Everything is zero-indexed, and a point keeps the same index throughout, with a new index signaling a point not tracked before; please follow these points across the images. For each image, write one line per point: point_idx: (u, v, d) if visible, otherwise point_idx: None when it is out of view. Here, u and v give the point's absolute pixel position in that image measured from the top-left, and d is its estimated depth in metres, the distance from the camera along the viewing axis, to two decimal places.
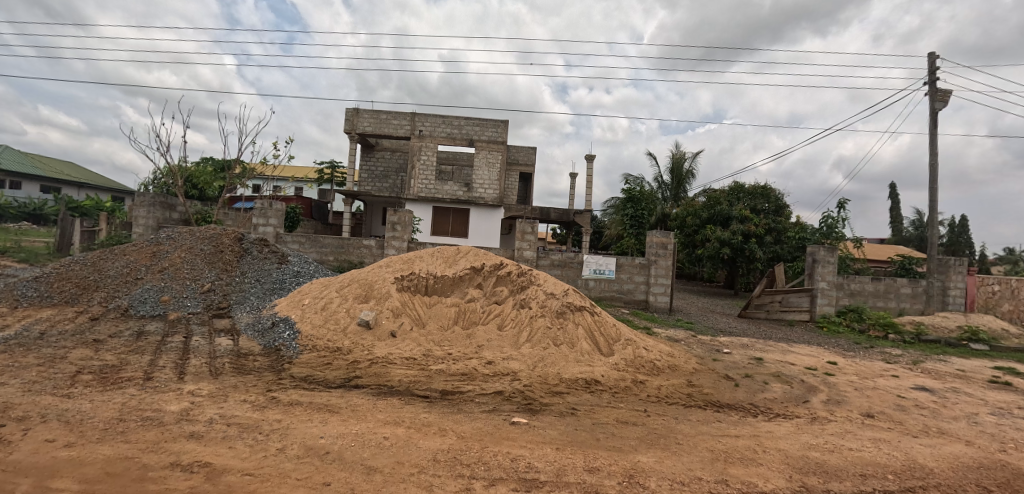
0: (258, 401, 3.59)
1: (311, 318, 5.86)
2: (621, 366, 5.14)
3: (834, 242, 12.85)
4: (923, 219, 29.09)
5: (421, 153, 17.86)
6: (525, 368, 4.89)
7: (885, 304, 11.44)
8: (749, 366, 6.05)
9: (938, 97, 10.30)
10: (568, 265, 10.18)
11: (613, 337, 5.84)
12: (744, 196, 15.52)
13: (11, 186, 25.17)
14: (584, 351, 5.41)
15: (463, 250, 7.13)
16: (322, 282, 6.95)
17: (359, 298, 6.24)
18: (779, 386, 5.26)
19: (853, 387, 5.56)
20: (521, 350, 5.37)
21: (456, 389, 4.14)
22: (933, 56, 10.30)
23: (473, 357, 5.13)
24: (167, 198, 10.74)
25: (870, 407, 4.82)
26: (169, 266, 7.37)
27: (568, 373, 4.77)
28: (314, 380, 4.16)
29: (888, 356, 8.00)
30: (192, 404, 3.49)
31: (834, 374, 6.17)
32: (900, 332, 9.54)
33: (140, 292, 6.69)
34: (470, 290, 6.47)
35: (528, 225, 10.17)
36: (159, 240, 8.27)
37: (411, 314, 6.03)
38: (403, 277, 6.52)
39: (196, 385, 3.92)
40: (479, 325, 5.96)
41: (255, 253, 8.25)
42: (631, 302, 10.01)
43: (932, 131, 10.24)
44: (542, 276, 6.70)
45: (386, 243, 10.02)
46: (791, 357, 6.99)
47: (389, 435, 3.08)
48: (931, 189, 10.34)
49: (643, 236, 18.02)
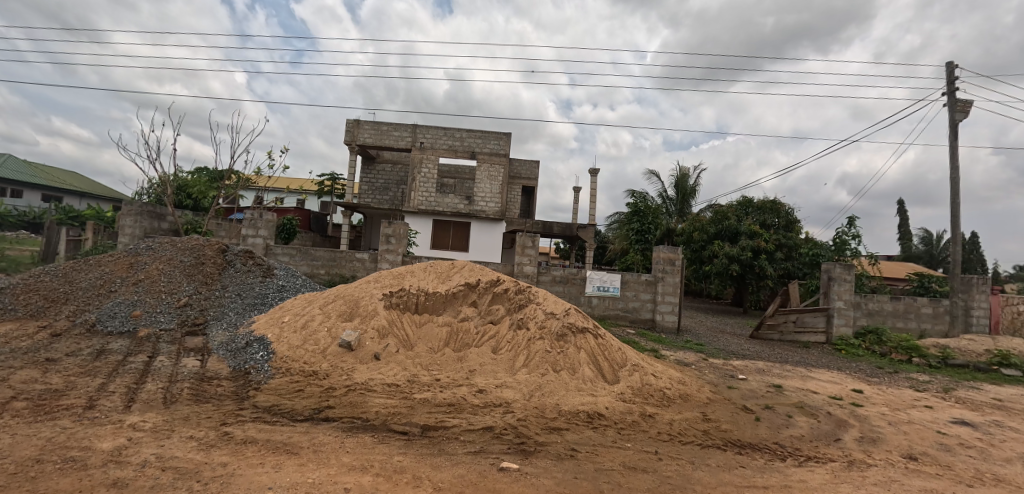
0: (206, 439, 3.11)
1: (288, 338, 5.35)
2: (627, 395, 4.63)
3: (849, 259, 12.47)
4: (934, 236, 28.44)
5: (421, 165, 17.53)
6: (520, 398, 4.37)
7: (904, 325, 10.83)
8: (768, 395, 5.51)
9: (958, 107, 9.86)
10: (570, 282, 9.68)
11: (619, 362, 5.30)
12: (753, 211, 15.04)
13: (12, 195, 25.10)
14: (586, 378, 4.89)
15: (457, 265, 6.67)
16: (306, 298, 6.49)
17: (343, 315, 5.78)
18: (805, 420, 4.71)
19: (886, 422, 5.00)
20: (517, 376, 4.86)
21: (438, 423, 3.64)
22: (952, 65, 9.90)
23: (463, 384, 4.62)
24: (155, 208, 10.40)
25: (910, 446, 4.27)
26: (145, 278, 6.94)
27: (569, 404, 4.25)
28: (280, 413, 3.68)
29: (917, 383, 7.41)
30: (129, 442, 3.03)
31: (862, 405, 5.61)
32: (925, 356, 8.94)
33: (111, 306, 6.27)
34: (463, 308, 6.01)
35: (529, 239, 9.70)
36: (139, 250, 7.86)
37: (398, 335, 5.54)
38: (392, 293, 6.07)
39: (141, 416, 3.45)
40: (471, 347, 5.48)
41: (239, 265, 7.80)
42: (637, 321, 9.47)
43: (953, 143, 9.77)
44: (542, 293, 6.21)
45: (379, 257, 9.60)
46: (812, 384, 6.42)
47: (351, 486, 2.57)
48: (953, 203, 9.83)
49: (649, 251, 17.56)
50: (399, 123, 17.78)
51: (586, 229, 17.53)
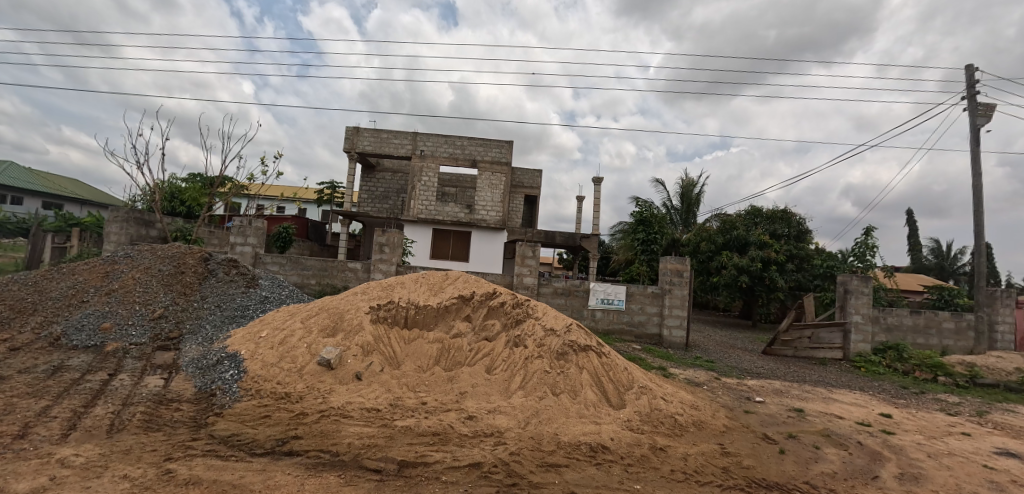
0: (142, 479, 2.65)
1: (263, 355, 4.91)
2: (634, 423, 4.14)
3: (865, 271, 11.93)
4: (945, 248, 27.75)
5: (421, 174, 17.19)
6: (514, 425, 3.90)
7: (926, 341, 10.23)
8: (790, 421, 5.00)
9: (980, 112, 9.45)
10: (573, 294, 9.21)
11: (625, 383, 4.81)
12: (762, 221, 14.59)
13: (13, 202, 24.97)
14: (589, 402, 4.41)
15: (452, 276, 6.23)
16: (288, 311, 6.06)
17: (325, 331, 5.34)
18: (835, 452, 4.20)
19: (925, 454, 4.48)
20: (511, 400, 4.38)
21: (418, 458, 3.17)
22: (972, 68, 9.51)
23: (452, 409, 4.15)
24: (143, 214, 10.06)
25: (958, 485, 3.76)
26: (120, 288, 6.54)
27: (569, 435, 3.76)
28: (239, 446, 3.23)
29: (947, 405, 6.86)
30: (50, 482, 2.58)
31: (893, 432, 5.10)
32: (952, 374, 8.37)
33: (80, 317, 5.86)
34: (456, 322, 5.55)
35: (529, 248, 9.25)
36: (117, 258, 7.46)
37: (384, 352, 5.09)
38: (379, 306, 5.63)
39: (75, 449, 3.01)
40: (464, 366, 5.02)
41: (221, 275, 7.38)
42: (643, 336, 8.98)
43: (975, 149, 9.32)
44: (541, 307, 5.73)
45: (373, 267, 9.18)
46: (835, 407, 5.90)
47: None
48: (977, 210, 9.35)
49: (655, 262, 16.93)
50: (399, 131, 17.47)
51: (590, 239, 17.03)
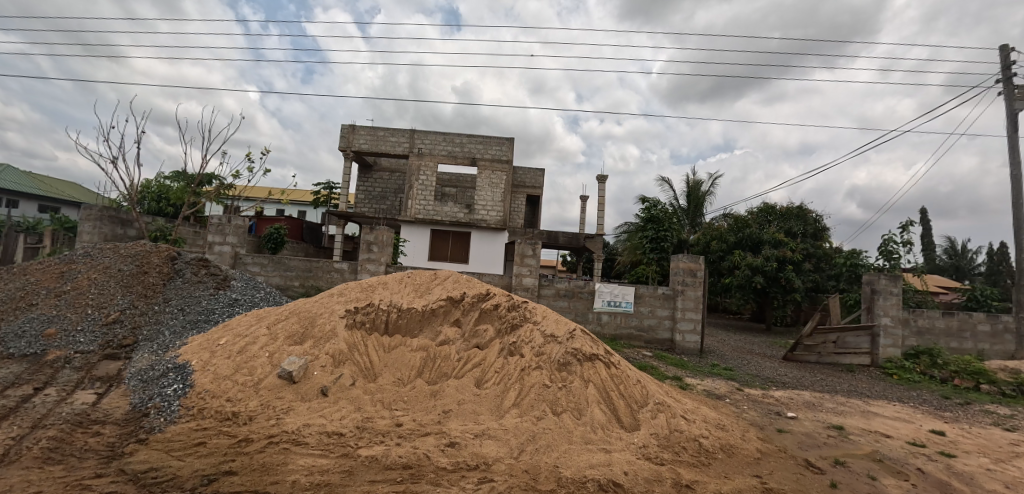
0: None
1: (216, 367, 4.24)
2: (651, 450, 3.42)
3: (891, 270, 11.14)
4: (960, 247, 26.73)
5: (419, 172, 16.54)
6: (504, 455, 3.18)
7: (960, 346, 9.38)
8: (833, 442, 4.25)
9: (1017, 95, 8.71)
10: (577, 296, 8.48)
11: (638, 400, 4.08)
12: (776, 219, 13.86)
13: (7, 205, 24.58)
14: (597, 424, 3.70)
15: (440, 276, 5.54)
16: (256, 315, 5.39)
17: (292, 338, 4.65)
18: (896, 485, 3.45)
19: (1002, 484, 3.72)
20: (503, 422, 3.68)
21: None
22: (1007, 49, 8.77)
23: (431, 434, 3.44)
24: (118, 213, 9.45)
25: None
26: (73, 290, 5.92)
27: (572, 468, 3.03)
28: (151, 486, 2.54)
29: (998, 417, 6.10)
30: None
31: (953, 455, 4.34)
32: (996, 382, 7.59)
33: (21, 323, 5.21)
34: (443, 328, 4.85)
35: (529, 247, 8.49)
36: (75, 258, 6.82)
37: (358, 362, 4.41)
38: (357, 309, 4.96)
39: None
40: (450, 379, 4.31)
41: (188, 275, 6.73)
42: (653, 341, 8.25)
43: (1013, 135, 8.57)
44: (541, 310, 5.02)
45: (360, 268, 8.51)
46: (877, 423, 5.15)
47: None
48: (1016, 201, 8.58)
49: (663, 262, 16.13)
50: (396, 128, 16.85)
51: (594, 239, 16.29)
